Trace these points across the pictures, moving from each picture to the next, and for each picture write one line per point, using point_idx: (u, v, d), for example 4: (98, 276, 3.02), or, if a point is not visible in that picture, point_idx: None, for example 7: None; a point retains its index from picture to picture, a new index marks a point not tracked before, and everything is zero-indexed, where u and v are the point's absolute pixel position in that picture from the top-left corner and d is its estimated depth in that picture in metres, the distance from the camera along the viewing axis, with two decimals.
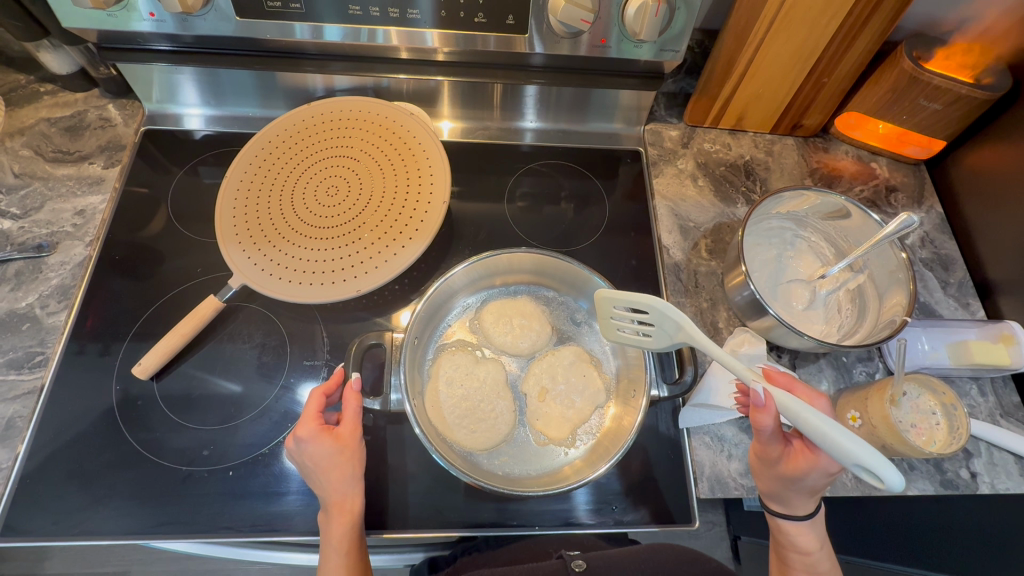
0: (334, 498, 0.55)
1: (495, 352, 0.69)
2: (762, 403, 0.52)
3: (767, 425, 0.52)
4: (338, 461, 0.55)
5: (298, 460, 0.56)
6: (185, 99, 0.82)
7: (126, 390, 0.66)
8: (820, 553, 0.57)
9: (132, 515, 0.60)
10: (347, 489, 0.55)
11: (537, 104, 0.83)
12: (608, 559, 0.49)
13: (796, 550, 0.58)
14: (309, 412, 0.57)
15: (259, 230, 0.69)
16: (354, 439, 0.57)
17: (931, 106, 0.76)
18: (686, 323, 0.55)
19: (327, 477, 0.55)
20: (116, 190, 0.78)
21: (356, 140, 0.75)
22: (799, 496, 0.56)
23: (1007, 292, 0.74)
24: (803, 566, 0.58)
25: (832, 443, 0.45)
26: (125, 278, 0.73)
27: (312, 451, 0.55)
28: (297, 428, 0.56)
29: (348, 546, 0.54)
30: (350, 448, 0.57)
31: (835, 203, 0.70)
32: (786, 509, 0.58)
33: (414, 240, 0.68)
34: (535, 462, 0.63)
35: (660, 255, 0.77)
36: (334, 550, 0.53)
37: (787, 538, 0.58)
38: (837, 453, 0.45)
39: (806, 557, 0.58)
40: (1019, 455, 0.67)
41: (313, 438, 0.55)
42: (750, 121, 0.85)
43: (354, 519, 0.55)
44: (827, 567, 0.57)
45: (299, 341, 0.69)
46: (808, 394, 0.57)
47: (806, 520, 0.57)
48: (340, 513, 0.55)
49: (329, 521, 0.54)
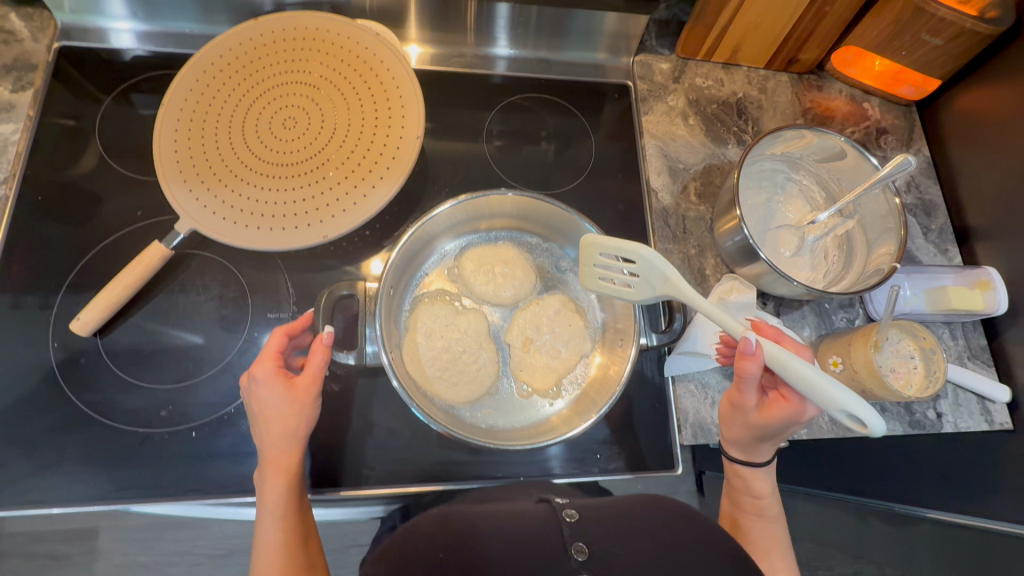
0: (272, 454, 0.52)
1: (476, 302, 0.66)
2: (751, 351, 0.49)
3: (752, 374, 0.50)
4: (284, 413, 0.51)
5: (249, 401, 0.53)
6: (106, 9, 0.70)
7: (66, 347, 0.59)
8: (771, 498, 0.58)
9: (87, 481, 0.55)
10: (286, 446, 0.52)
11: (511, 27, 0.76)
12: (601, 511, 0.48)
13: (749, 494, 0.58)
14: (268, 350, 0.53)
15: (207, 167, 0.61)
16: (310, 393, 0.52)
17: (933, 41, 0.73)
18: (669, 275, 0.53)
19: (267, 428, 0.52)
20: (31, 118, 0.67)
21: (315, 64, 0.65)
22: (765, 441, 0.56)
23: (984, 237, 0.75)
24: (753, 509, 0.59)
25: (816, 388, 0.46)
26: (53, 222, 0.64)
27: (262, 395, 0.52)
28: (253, 367, 0.52)
29: (282, 508, 0.51)
30: (301, 401, 0.52)
31: (833, 143, 0.67)
32: (748, 454, 0.58)
33: (385, 180, 0.61)
34: (519, 413, 0.62)
35: (648, 199, 0.73)
36: (267, 511, 0.51)
37: (746, 486, 0.59)
38: (816, 395, 0.46)
39: (758, 501, 0.58)
40: (981, 395, 0.70)
41: (267, 381, 0.51)
42: (745, 54, 0.80)
43: (290, 479, 0.52)
44: (774, 511, 0.59)
45: (261, 292, 0.63)
46: (795, 347, 0.55)
47: (765, 465, 0.58)
48: (275, 471, 0.52)
49: (264, 478, 0.52)
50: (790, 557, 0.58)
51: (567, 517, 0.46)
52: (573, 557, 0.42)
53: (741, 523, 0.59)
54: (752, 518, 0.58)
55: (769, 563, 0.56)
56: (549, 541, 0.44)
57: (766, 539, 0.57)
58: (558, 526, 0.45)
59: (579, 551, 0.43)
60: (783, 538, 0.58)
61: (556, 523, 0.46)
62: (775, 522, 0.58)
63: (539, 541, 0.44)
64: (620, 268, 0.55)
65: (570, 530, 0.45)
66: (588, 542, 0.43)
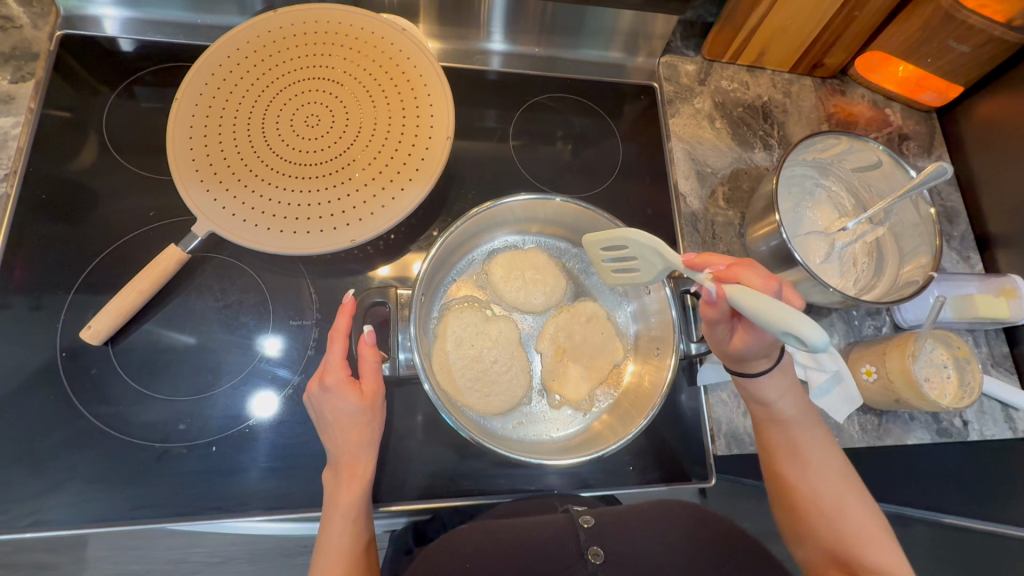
0: (345, 460, 0.51)
1: (505, 309, 0.64)
2: (714, 298, 0.48)
3: (714, 318, 0.50)
4: (359, 421, 0.51)
5: (317, 408, 0.51)
6: None
7: (75, 357, 0.56)
8: (782, 401, 0.53)
9: (99, 499, 0.52)
10: (361, 454, 0.51)
11: (503, 18, 0.72)
12: (617, 514, 0.49)
13: (755, 402, 0.54)
14: (333, 358, 0.51)
15: (225, 166, 0.58)
16: (378, 397, 0.53)
17: (960, 48, 0.72)
18: (661, 245, 0.50)
19: (341, 436, 0.51)
20: (32, 111, 0.63)
21: (338, 59, 0.63)
22: (749, 360, 0.52)
23: (1006, 245, 0.75)
24: (766, 415, 0.55)
25: (753, 309, 0.41)
26: (56, 222, 0.60)
27: (337, 403, 0.50)
28: (324, 374, 0.50)
29: (355, 514, 0.50)
30: (372, 409, 0.52)
31: (870, 151, 0.67)
32: (741, 369, 0.53)
33: (414, 182, 0.59)
34: (552, 425, 0.60)
35: (677, 204, 0.72)
36: (341, 516, 0.49)
37: (751, 395, 0.54)
38: (759, 318, 0.41)
39: (767, 408, 0.54)
40: (1006, 403, 0.70)
41: (340, 391, 0.50)
42: (771, 57, 0.79)
43: (365, 485, 0.51)
44: (792, 413, 0.53)
45: (283, 298, 0.61)
46: (763, 278, 0.49)
47: (764, 375, 0.52)
48: (350, 476, 0.51)
49: (338, 484, 0.50)
50: (829, 453, 0.53)
51: (583, 522, 0.47)
52: (590, 561, 0.44)
53: (760, 433, 0.56)
54: (767, 425, 0.55)
55: (805, 469, 0.53)
56: (565, 548, 0.46)
57: (790, 444, 0.54)
58: (574, 532, 0.47)
59: (595, 555, 0.45)
60: (809, 437, 0.54)
61: (573, 529, 0.47)
62: (795, 424, 0.54)
63: (555, 547, 0.46)
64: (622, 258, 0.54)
65: (587, 534, 0.46)
66: (603, 545, 0.45)
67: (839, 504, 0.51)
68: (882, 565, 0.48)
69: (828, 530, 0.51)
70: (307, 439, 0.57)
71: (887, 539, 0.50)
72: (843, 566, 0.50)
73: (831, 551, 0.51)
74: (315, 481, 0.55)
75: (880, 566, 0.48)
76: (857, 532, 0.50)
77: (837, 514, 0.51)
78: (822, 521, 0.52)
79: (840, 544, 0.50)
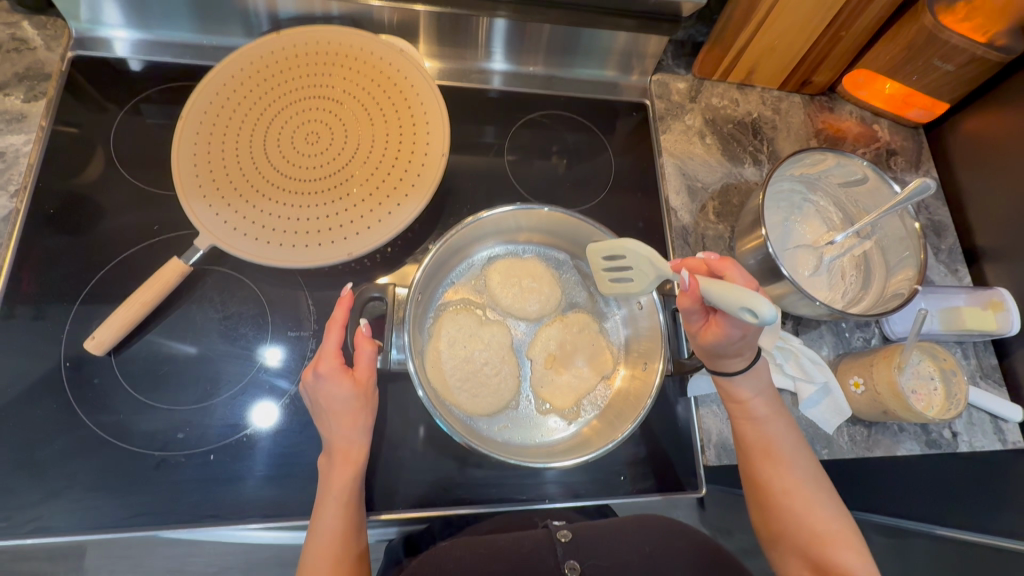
0: (338, 444, 0.52)
1: (500, 314, 0.65)
2: (687, 287, 0.50)
3: (689, 307, 0.52)
4: (352, 406, 0.52)
5: (313, 396, 0.53)
6: (108, 17, 0.68)
7: (79, 366, 0.57)
8: (757, 401, 0.55)
9: (99, 506, 0.53)
10: (355, 437, 0.52)
11: (506, 40, 0.74)
12: (595, 528, 0.52)
13: (730, 400, 0.56)
14: (329, 346, 0.52)
15: (228, 182, 0.59)
16: (372, 383, 0.54)
17: (944, 66, 0.74)
18: (653, 253, 0.53)
19: (336, 421, 0.52)
20: (43, 128, 0.66)
21: (338, 78, 0.65)
22: (723, 359, 0.54)
23: (994, 259, 0.76)
24: (741, 415, 0.56)
25: (719, 294, 0.46)
26: (63, 236, 0.62)
27: (330, 390, 0.52)
28: (318, 362, 0.52)
29: (348, 497, 0.51)
30: (365, 394, 0.53)
31: (855, 167, 0.68)
32: (718, 368, 0.55)
33: (411, 197, 0.61)
34: (537, 430, 0.61)
35: (668, 218, 0.74)
36: (332, 500, 0.50)
37: (727, 394, 0.56)
38: (722, 300, 0.46)
39: (742, 407, 0.56)
40: (995, 415, 0.70)
41: (332, 377, 0.51)
42: (760, 75, 0.81)
43: (357, 468, 0.52)
44: (764, 413, 0.55)
45: (282, 309, 0.62)
46: (747, 279, 0.51)
47: (739, 374, 0.54)
48: (344, 460, 0.52)
49: (331, 467, 0.52)
50: (799, 454, 0.54)
51: (561, 536, 0.50)
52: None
53: (736, 430, 0.57)
54: (742, 422, 0.56)
55: (778, 467, 0.54)
56: (543, 562, 0.49)
57: (764, 442, 0.55)
58: (552, 547, 0.50)
59: (572, 569, 0.48)
60: (782, 436, 0.55)
61: (551, 544, 0.50)
62: (768, 423, 0.55)
63: (534, 565, 0.48)
64: (616, 269, 0.56)
65: (564, 549, 0.49)
66: (581, 561, 0.49)
67: (810, 505, 0.52)
68: (845, 566, 0.49)
69: (801, 531, 0.51)
70: (304, 448, 0.58)
71: (855, 542, 0.51)
72: (813, 564, 0.50)
73: (803, 552, 0.51)
74: (310, 490, 0.56)
75: (846, 567, 0.49)
76: (826, 533, 0.51)
77: (808, 513, 0.52)
78: (794, 519, 0.52)
79: (810, 544, 0.51)
